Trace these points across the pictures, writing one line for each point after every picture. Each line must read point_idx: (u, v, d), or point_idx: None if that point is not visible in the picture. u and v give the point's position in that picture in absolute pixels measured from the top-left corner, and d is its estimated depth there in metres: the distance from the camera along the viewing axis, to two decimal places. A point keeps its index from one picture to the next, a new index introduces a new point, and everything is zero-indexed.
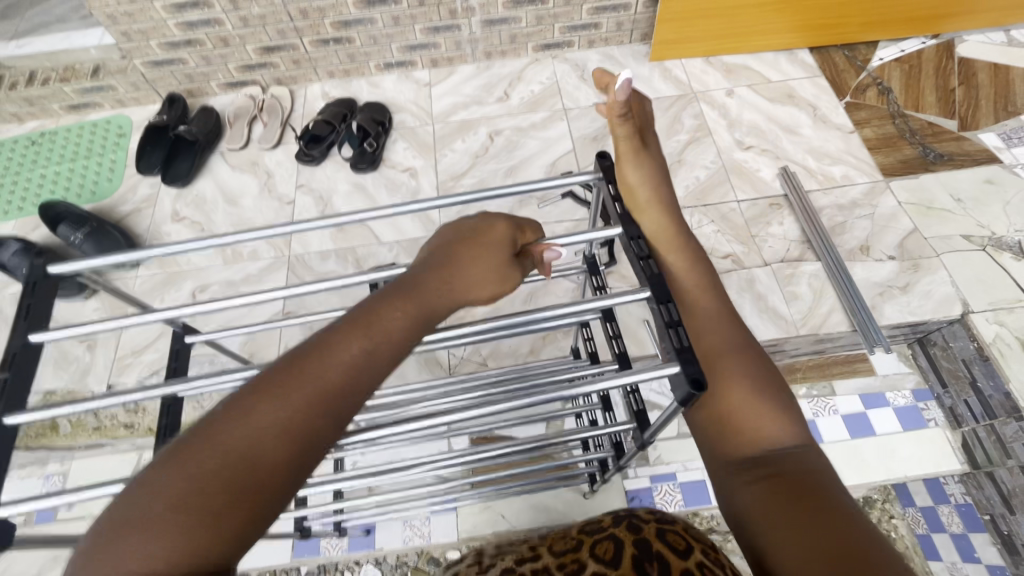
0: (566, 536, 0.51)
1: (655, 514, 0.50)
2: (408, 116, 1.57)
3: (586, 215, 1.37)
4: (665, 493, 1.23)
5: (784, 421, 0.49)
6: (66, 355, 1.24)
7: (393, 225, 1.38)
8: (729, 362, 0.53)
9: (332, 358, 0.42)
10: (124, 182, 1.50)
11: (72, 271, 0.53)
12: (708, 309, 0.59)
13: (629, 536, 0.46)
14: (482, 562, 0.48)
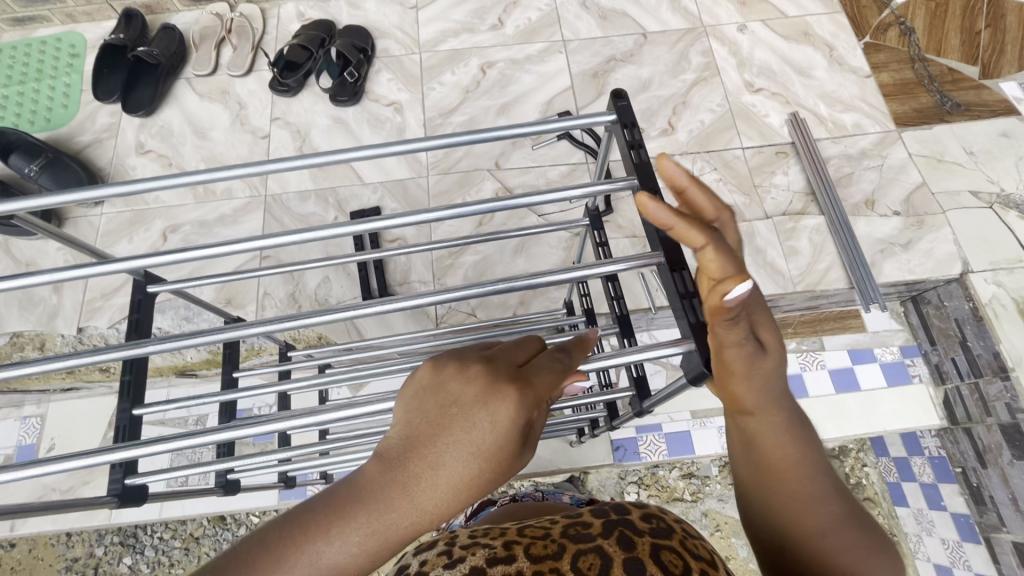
0: (549, 533, 0.48)
1: (649, 524, 0.47)
2: (393, 44, 1.44)
3: (583, 159, 1.30)
4: (650, 441, 1.24)
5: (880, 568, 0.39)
6: (31, 296, 1.18)
7: (378, 164, 1.29)
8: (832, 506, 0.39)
9: (461, 450, 0.35)
10: (82, 109, 1.38)
11: (10, 210, 0.46)
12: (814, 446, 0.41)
13: (620, 555, 0.44)
14: (452, 556, 0.47)
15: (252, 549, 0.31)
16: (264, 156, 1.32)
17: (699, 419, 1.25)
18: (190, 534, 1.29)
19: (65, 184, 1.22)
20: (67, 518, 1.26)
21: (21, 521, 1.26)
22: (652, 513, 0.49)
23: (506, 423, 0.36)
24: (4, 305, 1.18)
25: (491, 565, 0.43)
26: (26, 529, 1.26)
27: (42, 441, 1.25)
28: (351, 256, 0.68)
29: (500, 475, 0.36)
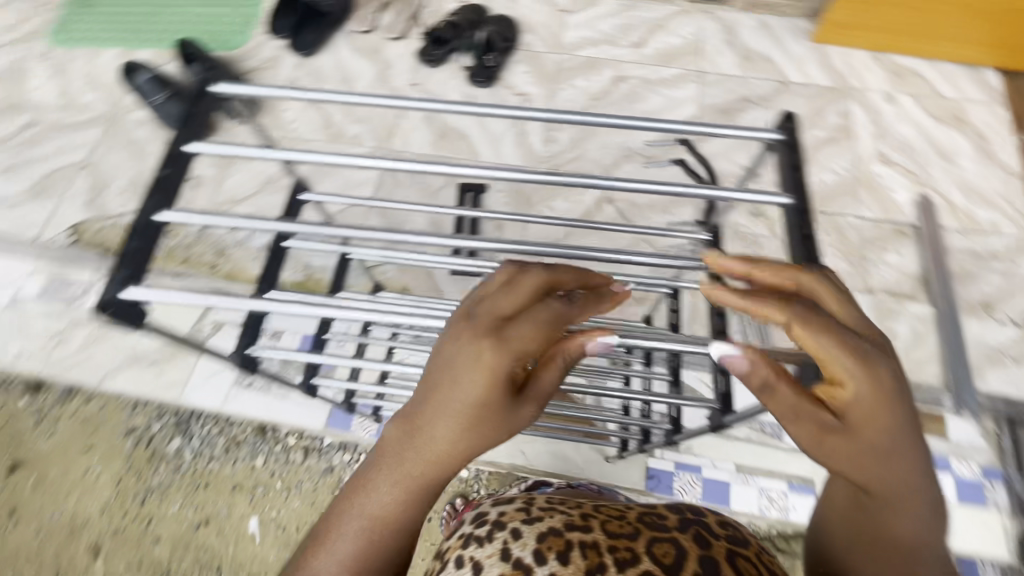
0: (626, 516, 0.57)
1: (726, 533, 0.56)
2: (535, 39, 1.51)
3: (691, 188, 1.30)
4: (681, 482, 1.21)
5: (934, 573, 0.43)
6: (172, 187, 1.34)
7: (495, 146, 1.36)
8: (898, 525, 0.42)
9: (460, 402, 0.40)
10: (252, 38, 1.53)
11: (231, 93, 0.54)
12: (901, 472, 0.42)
13: (694, 550, 0.53)
14: (530, 511, 0.57)
15: (318, 533, 0.44)
16: (396, 114, 1.41)
17: (743, 474, 1.21)
18: (234, 436, 1.35)
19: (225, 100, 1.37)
20: (145, 385, 1.37)
21: (108, 378, 1.38)
22: (726, 522, 0.59)
23: (489, 377, 0.39)
24: (149, 189, 1.34)
25: (570, 530, 0.54)
26: (111, 386, 1.37)
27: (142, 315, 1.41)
28: (450, 208, 0.73)
29: (500, 411, 0.41)
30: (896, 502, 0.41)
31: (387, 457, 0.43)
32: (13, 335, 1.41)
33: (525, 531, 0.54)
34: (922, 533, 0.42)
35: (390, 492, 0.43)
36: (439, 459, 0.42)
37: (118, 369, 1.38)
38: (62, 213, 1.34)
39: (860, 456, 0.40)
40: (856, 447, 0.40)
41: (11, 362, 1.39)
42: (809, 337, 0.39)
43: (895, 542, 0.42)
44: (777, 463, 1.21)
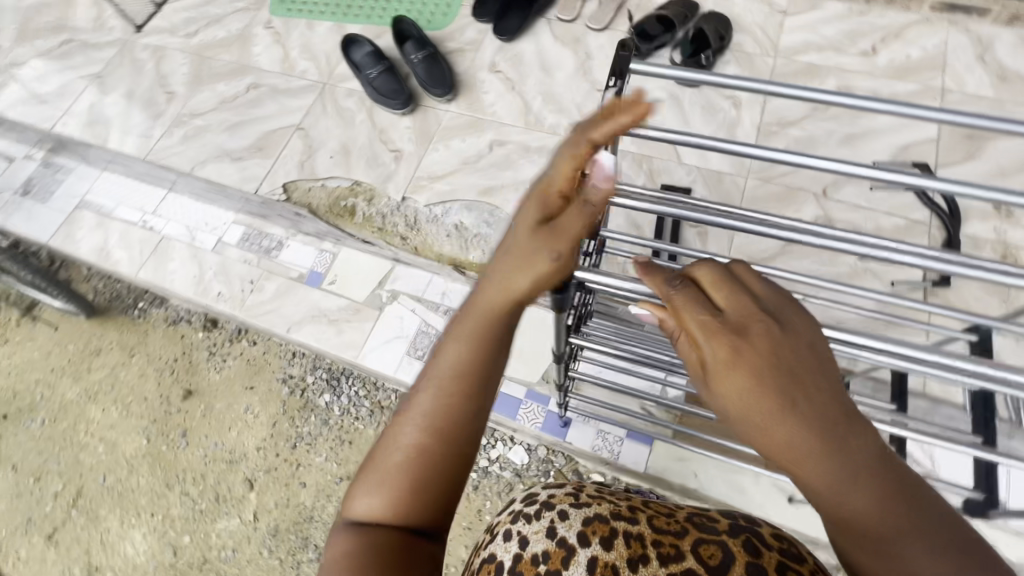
0: (675, 516, 0.59)
1: (779, 544, 0.55)
2: (749, 40, 1.41)
3: (925, 219, 1.16)
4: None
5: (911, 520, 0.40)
6: (376, 158, 1.43)
7: (700, 149, 1.29)
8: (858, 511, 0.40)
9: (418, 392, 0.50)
10: (456, 20, 1.57)
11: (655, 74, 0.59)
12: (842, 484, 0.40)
13: (741, 555, 0.53)
14: (579, 495, 0.61)
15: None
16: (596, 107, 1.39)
17: None
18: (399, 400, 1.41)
19: (435, 79, 1.42)
20: (327, 342, 1.42)
21: (296, 327, 1.45)
22: (784, 536, 0.56)
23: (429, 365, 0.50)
24: (356, 158, 1.43)
25: (615, 519, 0.57)
26: (299, 336, 1.44)
27: (328, 274, 1.48)
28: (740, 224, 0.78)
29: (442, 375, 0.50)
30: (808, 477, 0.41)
31: (430, 372, 0.50)
32: (215, 276, 1.53)
33: (572, 513, 0.58)
34: (876, 500, 0.40)
35: (430, 397, 0.50)
36: (484, 352, 0.50)
37: (305, 321, 1.45)
38: (277, 172, 1.46)
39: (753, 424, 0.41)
40: (734, 422, 0.42)
41: (213, 300, 1.52)
42: (685, 313, 0.43)
43: (852, 524, 0.41)
44: None
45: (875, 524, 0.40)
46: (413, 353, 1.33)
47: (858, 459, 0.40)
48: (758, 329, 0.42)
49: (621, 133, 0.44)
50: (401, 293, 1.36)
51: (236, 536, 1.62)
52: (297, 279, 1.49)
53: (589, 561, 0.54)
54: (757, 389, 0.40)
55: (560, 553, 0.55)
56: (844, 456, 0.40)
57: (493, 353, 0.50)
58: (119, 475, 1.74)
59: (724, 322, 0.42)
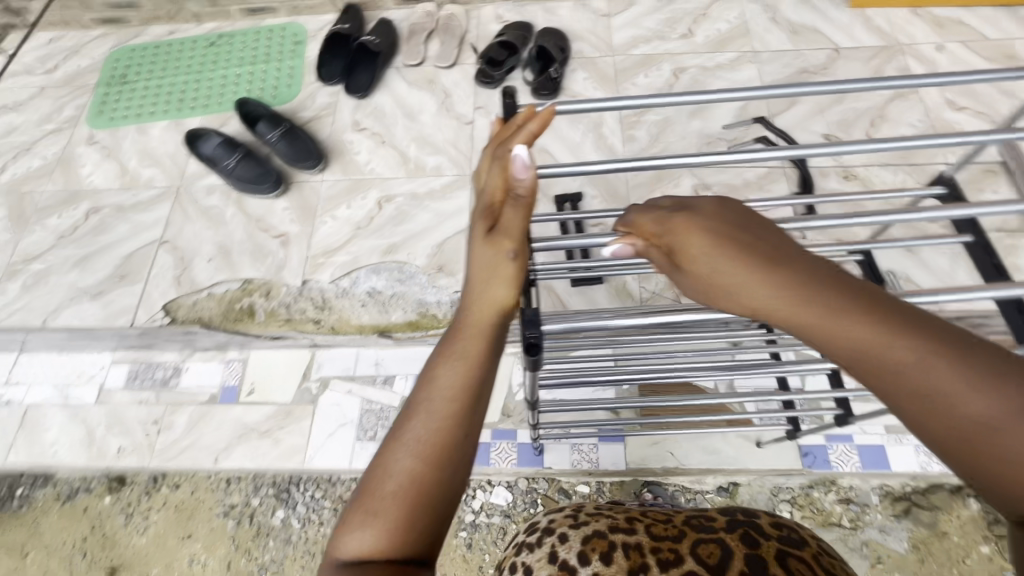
0: (671, 520, 0.61)
1: (779, 532, 0.56)
2: (587, 46, 1.52)
3: (780, 163, 1.31)
4: (830, 462, 1.21)
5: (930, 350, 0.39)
6: (261, 248, 1.33)
7: (577, 154, 1.36)
8: (883, 349, 0.40)
9: (428, 393, 0.46)
10: (303, 89, 1.52)
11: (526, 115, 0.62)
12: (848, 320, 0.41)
13: (741, 549, 0.54)
14: (577, 517, 0.64)
15: None
16: (469, 139, 1.41)
17: (895, 434, 1.22)
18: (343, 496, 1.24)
19: (300, 152, 1.36)
20: (267, 458, 1.28)
21: (225, 455, 1.30)
22: (782, 523, 0.58)
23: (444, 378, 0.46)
24: (238, 254, 1.33)
25: (613, 531, 0.59)
26: (232, 463, 1.29)
27: (243, 384, 1.35)
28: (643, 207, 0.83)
29: (466, 378, 0.46)
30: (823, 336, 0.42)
31: (421, 392, 0.46)
32: (112, 430, 1.33)
33: (571, 535, 0.60)
34: (898, 344, 0.40)
35: (427, 415, 0.45)
36: (480, 364, 0.47)
37: (233, 444, 1.30)
38: (151, 295, 1.30)
39: (734, 280, 0.44)
40: (727, 292, 0.45)
41: (114, 459, 1.31)
42: (645, 219, 0.50)
43: (878, 373, 0.40)
44: None
45: (907, 369, 0.39)
46: (363, 435, 1.24)
47: (850, 306, 0.41)
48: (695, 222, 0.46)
49: (530, 138, 0.52)
50: (330, 379, 1.28)
51: None
52: (209, 402, 1.34)
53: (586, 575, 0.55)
54: (734, 260, 0.44)
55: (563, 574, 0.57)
56: (833, 298, 0.42)
57: (488, 361, 0.47)
58: None
59: (692, 211, 0.47)
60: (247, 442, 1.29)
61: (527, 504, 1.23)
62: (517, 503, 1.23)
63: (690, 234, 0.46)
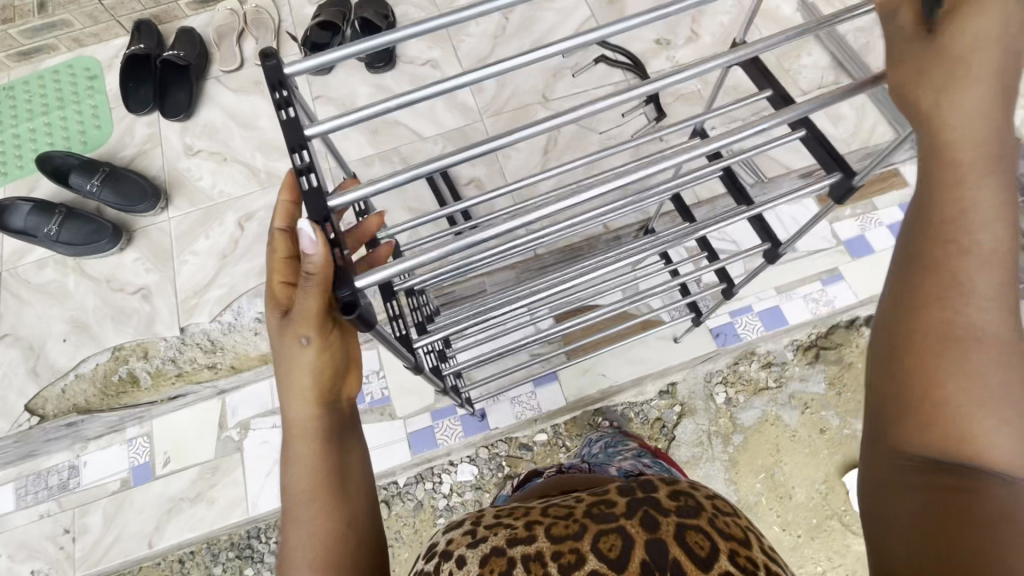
0: (573, 512, 0.49)
1: (676, 504, 0.48)
2: (411, 7, 1.46)
3: (624, 76, 1.35)
4: (740, 335, 1.31)
5: (1002, 211, 0.43)
6: (122, 310, 1.19)
7: (432, 118, 1.33)
8: (965, 159, 0.43)
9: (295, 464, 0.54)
10: (116, 126, 1.35)
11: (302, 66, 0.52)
12: (958, 116, 0.43)
13: (642, 535, 0.45)
14: (476, 531, 0.50)
15: None
16: None
17: (786, 293, 1.33)
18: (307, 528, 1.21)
19: (130, 194, 1.22)
20: (206, 521, 1.19)
21: (158, 535, 1.18)
22: (679, 490, 0.50)
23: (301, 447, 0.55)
24: (97, 323, 1.18)
25: (513, 546, 0.46)
26: (168, 541, 1.18)
27: (155, 457, 1.23)
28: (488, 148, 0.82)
29: (314, 438, 0.55)
30: (933, 126, 0.44)
31: (286, 465, 0.54)
32: (19, 557, 1.18)
33: (468, 557, 0.47)
34: (982, 169, 0.43)
35: (302, 473, 0.54)
36: (323, 418, 0.56)
37: (163, 521, 1.19)
38: (7, 398, 1.13)
39: (925, 62, 0.44)
40: (914, 71, 0.45)
41: None
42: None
43: (946, 162, 0.44)
44: (806, 269, 1.35)
45: (967, 192, 0.43)
46: None
47: (985, 120, 0.43)
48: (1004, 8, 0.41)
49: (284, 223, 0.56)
50: (250, 420, 1.21)
51: None
52: (122, 489, 1.21)
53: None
54: (994, 20, 0.41)
55: None
56: (960, 85, 0.42)
57: (329, 418, 0.56)
58: None
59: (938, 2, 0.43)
60: (178, 515, 1.19)
61: (492, 470, 1.26)
62: (484, 473, 1.26)
63: (984, 14, 0.41)
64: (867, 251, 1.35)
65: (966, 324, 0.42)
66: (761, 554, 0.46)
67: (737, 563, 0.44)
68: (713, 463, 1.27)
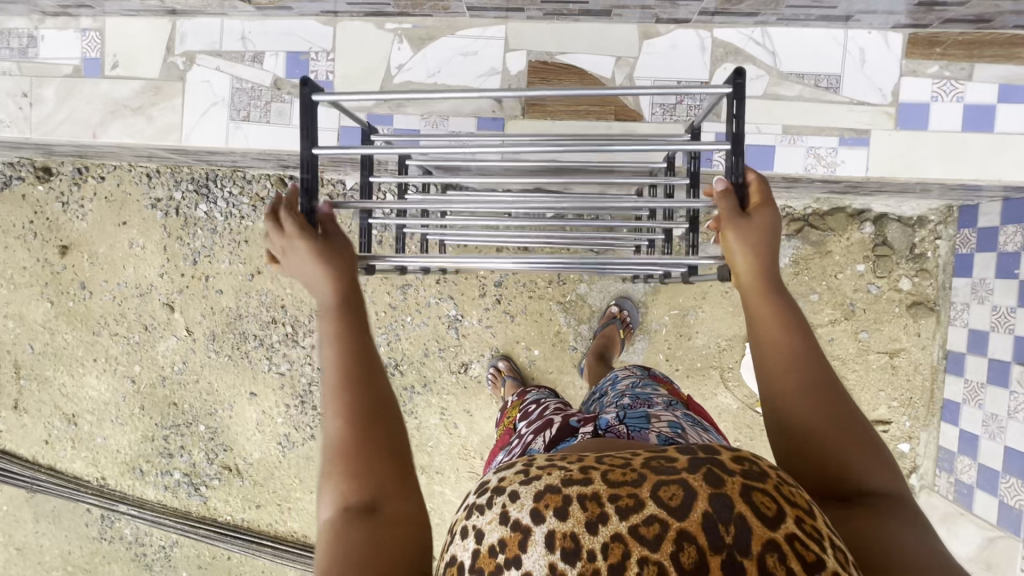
0: (630, 463, 0.48)
1: (741, 465, 0.46)
2: None
3: None
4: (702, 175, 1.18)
5: (787, 322, 0.64)
6: None
7: None
8: (769, 294, 0.66)
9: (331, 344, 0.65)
10: None
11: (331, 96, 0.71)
12: (760, 251, 0.67)
13: (705, 489, 0.43)
14: (529, 469, 0.50)
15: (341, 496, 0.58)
16: None
17: (791, 136, 1.11)
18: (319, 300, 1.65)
19: None
20: (143, 135, 1.25)
21: (101, 130, 1.26)
22: (744, 456, 0.48)
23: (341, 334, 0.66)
24: None
25: (567, 485, 0.46)
26: (109, 138, 1.26)
27: (105, 58, 1.25)
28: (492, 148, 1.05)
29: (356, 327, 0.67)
30: (748, 280, 0.67)
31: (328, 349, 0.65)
32: None
33: (521, 492, 0.47)
34: (761, 305, 0.65)
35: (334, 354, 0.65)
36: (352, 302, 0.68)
37: (106, 119, 1.26)
38: None
39: (748, 231, 0.67)
40: (748, 237, 0.67)
41: None
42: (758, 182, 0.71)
43: (762, 301, 0.66)
44: (830, 118, 1.10)
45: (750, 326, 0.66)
46: (236, 115, 1.23)
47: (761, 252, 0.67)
48: (760, 229, 0.67)
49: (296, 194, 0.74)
50: (196, 54, 1.23)
51: (180, 351, 1.71)
52: (72, 75, 1.26)
53: (547, 539, 0.44)
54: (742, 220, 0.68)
55: (516, 537, 0.45)
56: (761, 242, 0.67)
57: (355, 309, 0.68)
58: (44, 340, 1.75)
59: (754, 218, 0.68)
60: (120, 119, 1.25)
61: None
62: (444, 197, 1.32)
63: (746, 232, 0.67)
64: (918, 124, 1.09)
65: (815, 401, 0.60)
66: (825, 524, 0.44)
67: (805, 529, 0.42)
68: (638, 287, 1.57)
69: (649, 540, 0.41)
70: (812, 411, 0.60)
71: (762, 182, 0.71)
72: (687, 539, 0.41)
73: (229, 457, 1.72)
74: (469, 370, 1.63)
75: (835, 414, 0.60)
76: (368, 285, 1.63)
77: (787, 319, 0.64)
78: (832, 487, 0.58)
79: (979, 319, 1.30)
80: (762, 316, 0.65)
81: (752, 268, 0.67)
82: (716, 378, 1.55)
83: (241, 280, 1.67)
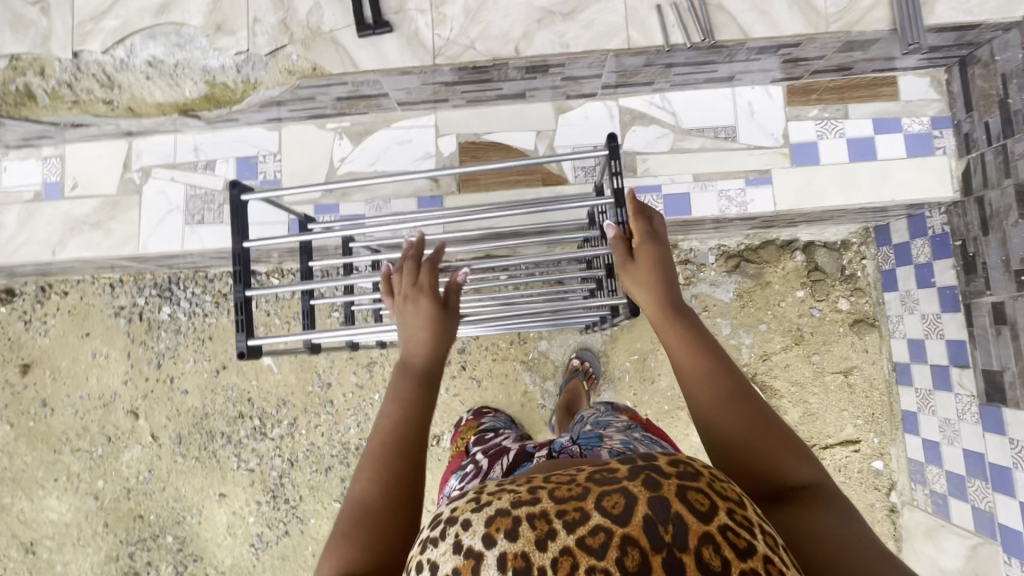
0: (574, 477, 0.46)
1: (675, 466, 0.44)
2: None
3: None
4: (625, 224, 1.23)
5: (687, 339, 0.71)
6: (22, 19, 1.15)
7: None
8: (669, 319, 0.73)
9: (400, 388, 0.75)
10: None
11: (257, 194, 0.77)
12: (653, 282, 0.76)
13: (645, 493, 0.41)
14: (479, 495, 0.47)
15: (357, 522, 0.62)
16: None
17: (701, 182, 1.23)
18: (286, 389, 1.65)
19: None
20: (101, 247, 1.31)
21: (60, 247, 1.32)
22: (680, 457, 0.46)
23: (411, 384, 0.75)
24: None
25: (515, 506, 0.43)
26: (68, 254, 1.32)
27: (65, 181, 1.34)
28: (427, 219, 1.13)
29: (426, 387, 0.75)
30: (652, 308, 0.75)
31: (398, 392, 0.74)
32: None
33: (473, 519, 0.44)
34: (668, 332, 0.72)
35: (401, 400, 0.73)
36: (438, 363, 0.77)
37: (66, 236, 1.32)
38: None
39: (639, 268, 0.77)
40: (640, 273, 0.77)
41: None
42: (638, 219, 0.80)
43: (665, 326, 0.73)
44: (733, 163, 1.22)
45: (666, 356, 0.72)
46: (190, 219, 1.31)
47: (655, 283, 0.76)
48: (645, 263, 0.77)
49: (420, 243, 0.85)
50: (152, 169, 1.32)
51: (145, 459, 1.66)
52: (33, 200, 1.34)
53: (498, 562, 0.41)
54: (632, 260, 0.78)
55: (469, 564, 0.42)
56: (654, 275, 0.76)
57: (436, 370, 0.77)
58: (2, 465, 1.70)
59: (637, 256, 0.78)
60: (78, 236, 1.31)
61: None
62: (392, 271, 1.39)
63: (637, 269, 0.77)
64: (811, 160, 1.21)
65: (728, 405, 0.65)
66: (756, 514, 0.43)
67: (737, 519, 0.41)
68: (597, 337, 1.61)
69: (596, 551, 0.39)
70: (731, 417, 0.64)
71: (640, 219, 0.79)
72: (632, 545, 0.39)
73: (199, 567, 1.63)
74: (441, 441, 1.62)
75: (750, 415, 0.64)
76: (334, 367, 1.64)
77: (689, 337, 0.71)
78: (762, 486, 0.59)
79: (913, 328, 1.37)
80: (667, 339, 0.72)
81: (651, 299, 0.76)
82: (685, 419, 1.57)
83: (206, 377, 1.67)
